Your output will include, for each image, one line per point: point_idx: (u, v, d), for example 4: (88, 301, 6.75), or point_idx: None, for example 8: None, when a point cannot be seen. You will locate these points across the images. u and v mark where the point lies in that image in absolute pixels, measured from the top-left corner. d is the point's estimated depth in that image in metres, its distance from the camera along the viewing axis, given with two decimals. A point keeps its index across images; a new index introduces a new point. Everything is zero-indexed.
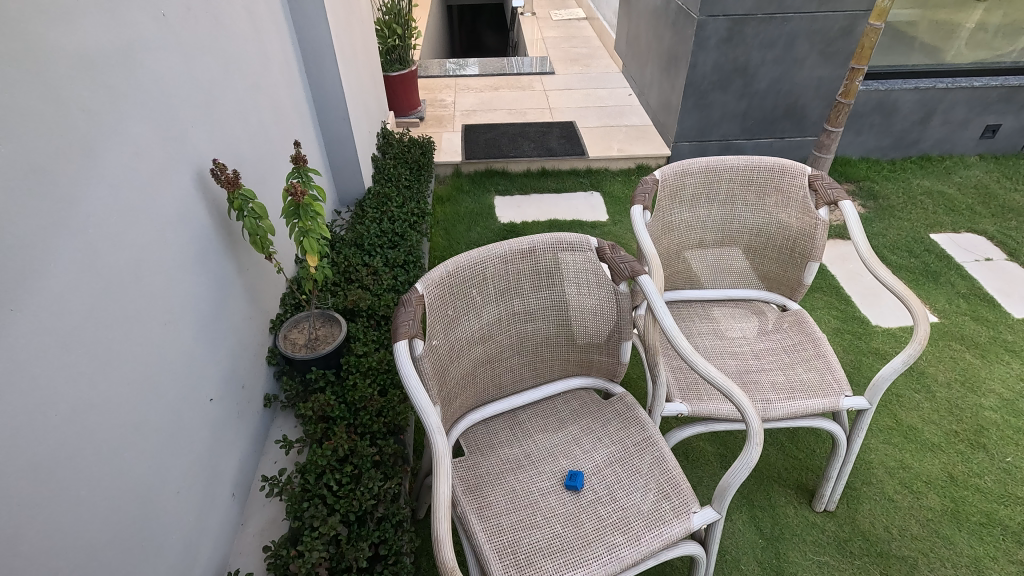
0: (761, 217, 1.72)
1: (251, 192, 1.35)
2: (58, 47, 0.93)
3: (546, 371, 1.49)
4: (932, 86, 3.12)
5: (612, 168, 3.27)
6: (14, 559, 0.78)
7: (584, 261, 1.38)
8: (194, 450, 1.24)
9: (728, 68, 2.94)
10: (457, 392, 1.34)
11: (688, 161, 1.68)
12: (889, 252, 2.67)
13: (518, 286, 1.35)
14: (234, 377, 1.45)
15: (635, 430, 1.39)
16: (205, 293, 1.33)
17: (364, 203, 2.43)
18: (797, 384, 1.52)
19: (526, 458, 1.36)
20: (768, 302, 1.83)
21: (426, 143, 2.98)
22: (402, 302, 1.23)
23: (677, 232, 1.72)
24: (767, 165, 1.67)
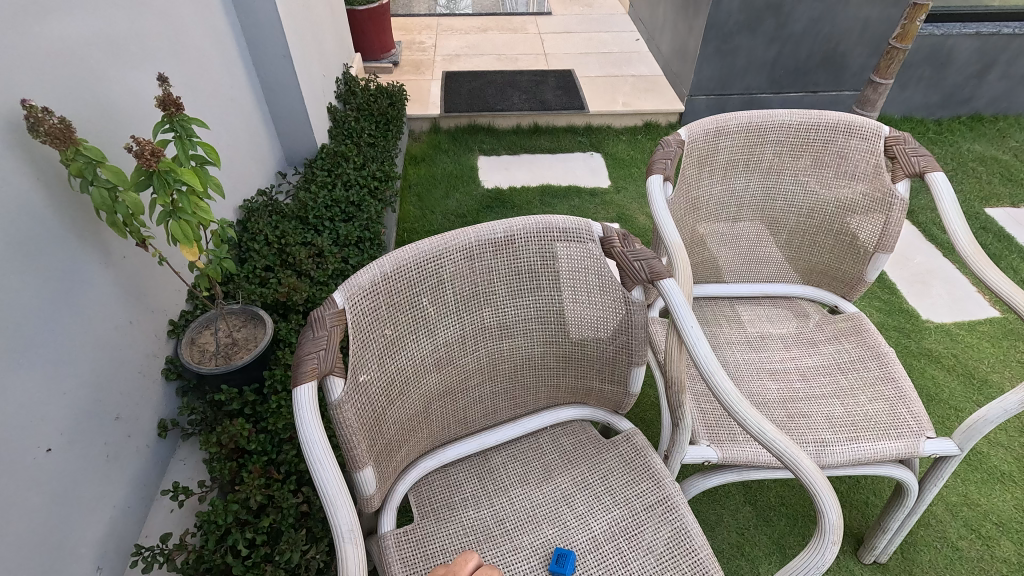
0: (815, 192, 1.31)
1: (98, 150, 0.91)
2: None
3: (528, 400, 1.12)
4: (996, 32, 2.65)
5: (616, 125, 2.81)
6: None
7: (581, 258, 0.98)
8: (19, 526, 0.87)
9: (758, 5, 2.46)
10: (401, 440, 0.97)
11: (724, 117, 1.26)
12: (939, 230, 2.28)
13: (487, 290, 0.97)
14: (103, 406, 1.06)
15: (647, 487, 1.03)
16: (39, 298, 0.93)
17: (314, 164, 1.99)
18: (860, 418, 1.15)
19: (498, 526, 1.00)
20: (814, 300, 1.44)
21: (396, 92, 2.51)
22: (311, 323, 0.82)
23: (705, 210, 1.32)
24: (828, 122, 1.25)
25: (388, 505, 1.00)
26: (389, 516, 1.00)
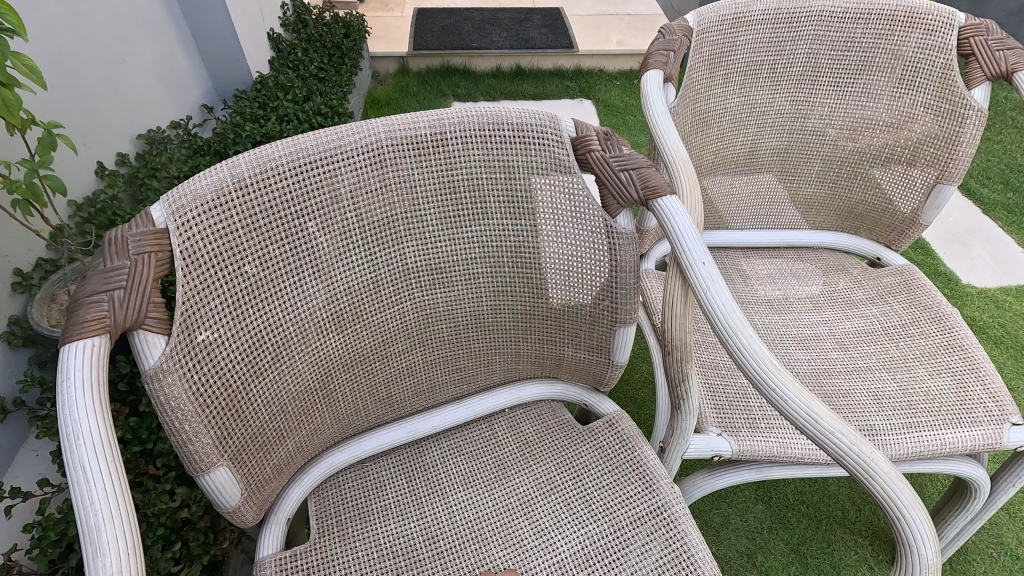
0: (860, 106, 1.01)
1: None
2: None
3: (478, 374, 0.83)
4: None
5: (610, 69, 2.48)
6: None
7: (546, 171, 0.68)
8: None
9: None
10: (284, 427, 0.68)
11: (744, 1, 0.94)
12: (977, 184, 1.98)
13: (409, 214, 0.67)
14: None
15: (634, 491, 0.75)
16: None
17: (247, 96, 1.67)
18: (918, 397, 0.86)
19: (427, 545, 0.72)
20: (849, 252, 1.15)
21: (354, 23, 2.19)
22: (106, 246, 0.52)
23: (716, 130, 1.02)
24: (885, 9, 0.94)
25: (275, 515, 0.72)
26: (275, 531, 0.71)
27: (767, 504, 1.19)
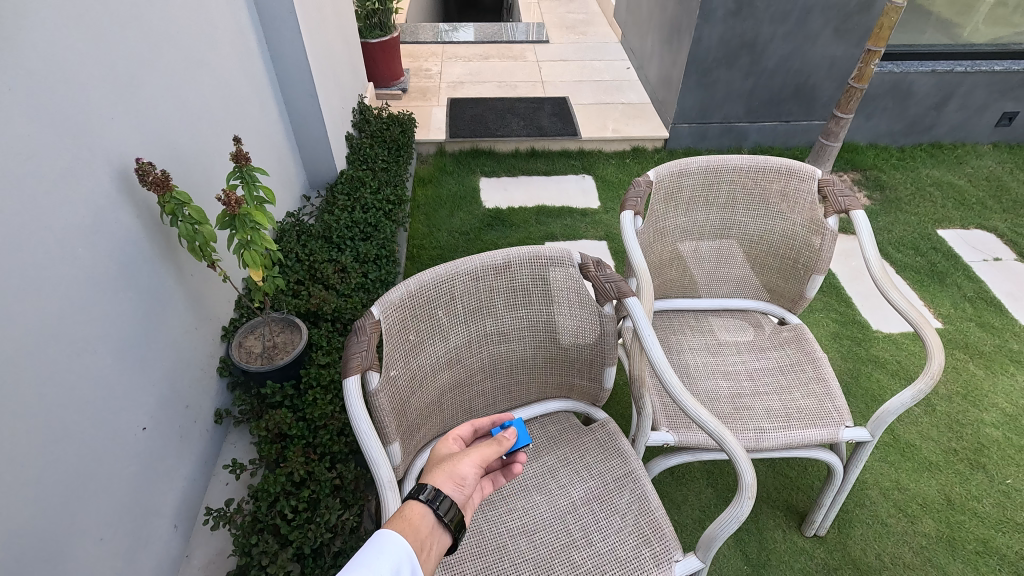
0: (764, 223, 1.56)
1: (185, 194, 1.18)
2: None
3: (523, 394, 1.37)
4: (950, 69, 2.94)
5: (606, 149, 3.07)
6: None
7: (566, 280, 1.24)
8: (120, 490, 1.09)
9: (734, 43, 2.72)
10: (421, 424, 1.22)
11: (685, 161, 1.51)
12: (893, 250, 2.53)
13: (491, 304, 1.22)
14: (174, 397, 1.29)
15: (616, 464, 1.28)
16: (130, 312, 1.15)
17: (335, 188, 2.24)
18: (794, 410, 1.39)
19: (497, 494, 1.25)
20: (766, 313, 1.69)
21: (406, 121, 2.76)
22: (356, 330, 1.08)
23: (671, 237, 1.57)
24: (773, 167, 1.50)
25: (408, 475, 1.25)
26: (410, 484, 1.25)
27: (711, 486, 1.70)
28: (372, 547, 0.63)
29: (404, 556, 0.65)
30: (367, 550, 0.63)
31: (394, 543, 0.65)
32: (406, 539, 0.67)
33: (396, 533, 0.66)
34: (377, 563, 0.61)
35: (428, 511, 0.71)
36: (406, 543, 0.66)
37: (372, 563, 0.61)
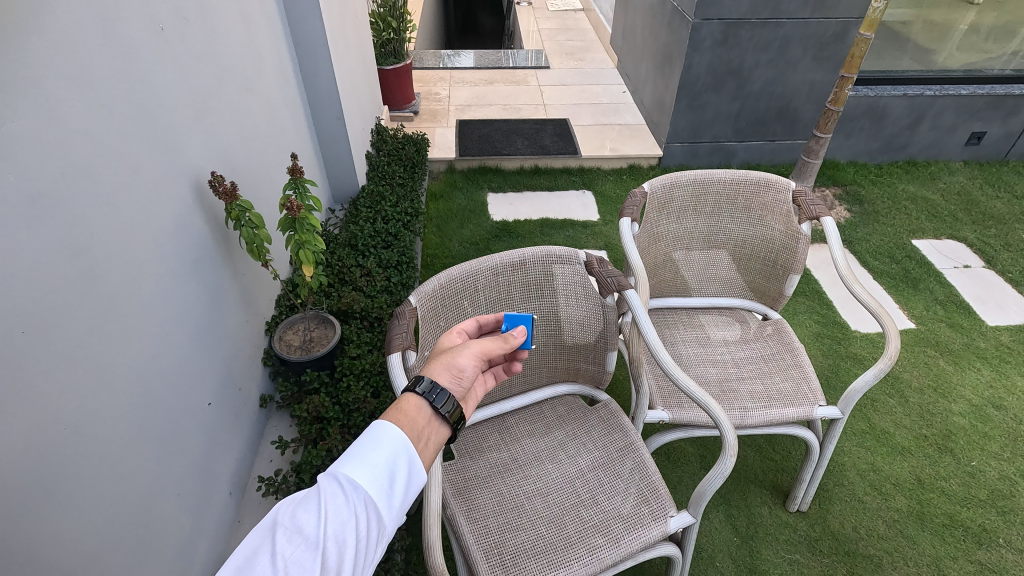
0: (746, 229, 1.76)
1: (248, 203, 1.37)
2: (51, 56, 0.89)
3: (535, 378, 1.55)
4: (920, 93, 3.19)
5: (605, 167, 3.30)
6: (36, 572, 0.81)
7: (572, 276, 1.43)
8: (194, 455, 1.25)
9: (722, 70, 2.96)
10: None
11: (676, 175, 1.72)
12: (871, 258, 2.73)
13: (509, 297, 1.41)
14: (231, 380, 1.47)
15: (618, 437, 1.46)
16: (201, 302, 1.33)
17: (357, 202, 2.45)
18: (774, 392, 1.58)
19: (514, 463, 1.42)
20: (750, 310, 1.88)
21: (420, 140, 3.01)
22: (396, 315, 1.26)
23: (664, 242, 1.77)
24: (753, 179, 1.71)
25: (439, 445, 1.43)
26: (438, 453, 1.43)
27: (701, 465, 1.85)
28: (369, 438, 0.64)
29: (403, 448, 0.66)
30: (362, 441, 0.64)
31: (392, 435, 0.66)
32: (402, 429, 0.68)
33: (393, 425, 0.67)
34: (370, 456, 0.62)
35: (425, 402, 0.73)
36: (404, 434, 0.67)
37: (365, 457, 0.62)
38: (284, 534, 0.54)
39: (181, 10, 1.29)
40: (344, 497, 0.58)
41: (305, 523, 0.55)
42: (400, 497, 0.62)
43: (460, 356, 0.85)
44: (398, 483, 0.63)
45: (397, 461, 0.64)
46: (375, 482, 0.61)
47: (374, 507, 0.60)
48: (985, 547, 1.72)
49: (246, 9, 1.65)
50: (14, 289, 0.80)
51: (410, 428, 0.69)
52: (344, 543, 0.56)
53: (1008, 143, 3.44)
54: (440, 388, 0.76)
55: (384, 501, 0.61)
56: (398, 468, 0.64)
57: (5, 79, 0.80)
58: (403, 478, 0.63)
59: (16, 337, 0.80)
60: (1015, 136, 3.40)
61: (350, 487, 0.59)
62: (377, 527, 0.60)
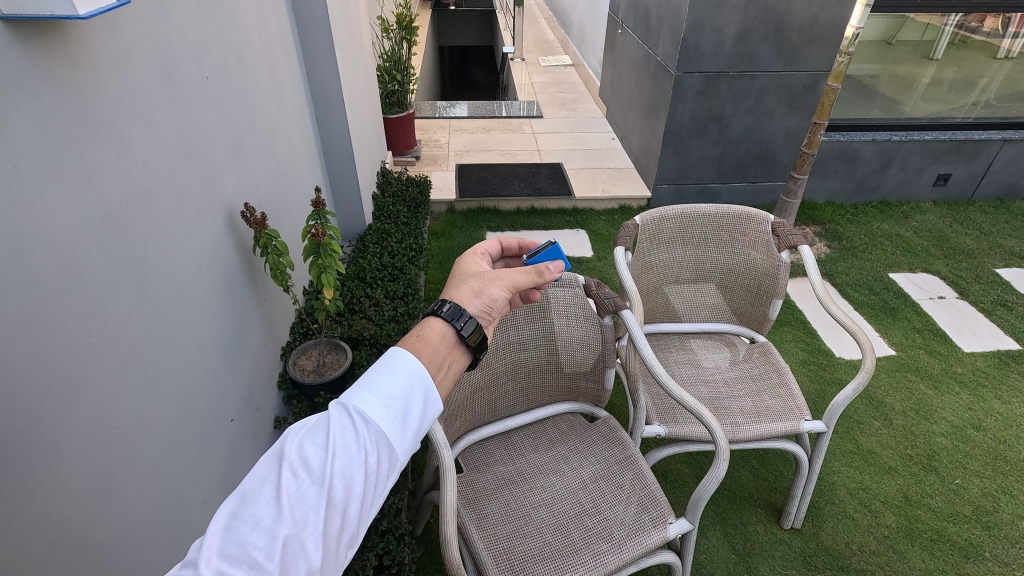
0: (732, 257, 1.90)
1: (275, 231, 1.49)
2: (121, 98, 1.04)
3: (538, 397, 1.64)
4: (888, 139, 3.45)
5: (597, 207, 3.48)
6: (91, 557, 0.88)
7: (572, 297, 1.56)
8: (218, 466, 1.33)
9: (703, 118, 3.19)
10: (459, 413, 1.48)
11: (665, 209, 1.87)
12: (851, 290, 2.89)
13: (515, 318, 1.51)
14: (251, 400, 1.55)
15: (617, 450, 1.55)
16: (229, 322, 1.43)
17: (365, 239, 2.59)
18: (763, 409, 1.68)
19: (520, 475, 1.50)
20: (738, 335, 2.01)
21: (423, 182, 3.19)
22: None
23: (656, 270, 1.91)
24: (735, 212, 1.86)
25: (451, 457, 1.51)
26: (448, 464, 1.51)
27: (694, 481, 1.93)
28: (382, 370, 0.65)
29: (417, 382, 0.66)
30: (376, 373, 0.64)
31: (406, 368, 0.66)
32: (419, 359, 0.69)
33: (408, 358, 0.67)
34: (382, 389, 0.63)
35: (449, 328, 0.76)
36: (419, 367, 0.67)
37: (376, 389, 0.62)
38: (293, 462, 0.56)
39: (222, 62, 1.45)
40: (354, 430, 0.59)
41: (314, 452, 0.57)
42: (412, 432, 0.63)
43: (491, 286, 0.87)
44: (412, 417, 0.63)
45: (409, 395, 0.64)
46: (386, 416, 0.61)
47: (386, 440, 0.61)
48: (973, 561, 1.78)
49: (273, 61, 1.83)
50: (83, 294, 0.91)
51: (430, 357, 0.71)
52: (352, 474, 0.57)
53: (973, 185, 3.68)
54: (461, 312, 0.78)
55: (394, 434, 0.61)
56: (411, 402, 0.64)
57: (84, 117, 0.93)
58: (415, 413, 0.64)
59: (82, 339, 0.90)
60: (979, 177, 3.65)
61: (360, 421, 0.60)
62: (387, 459, 0.61)
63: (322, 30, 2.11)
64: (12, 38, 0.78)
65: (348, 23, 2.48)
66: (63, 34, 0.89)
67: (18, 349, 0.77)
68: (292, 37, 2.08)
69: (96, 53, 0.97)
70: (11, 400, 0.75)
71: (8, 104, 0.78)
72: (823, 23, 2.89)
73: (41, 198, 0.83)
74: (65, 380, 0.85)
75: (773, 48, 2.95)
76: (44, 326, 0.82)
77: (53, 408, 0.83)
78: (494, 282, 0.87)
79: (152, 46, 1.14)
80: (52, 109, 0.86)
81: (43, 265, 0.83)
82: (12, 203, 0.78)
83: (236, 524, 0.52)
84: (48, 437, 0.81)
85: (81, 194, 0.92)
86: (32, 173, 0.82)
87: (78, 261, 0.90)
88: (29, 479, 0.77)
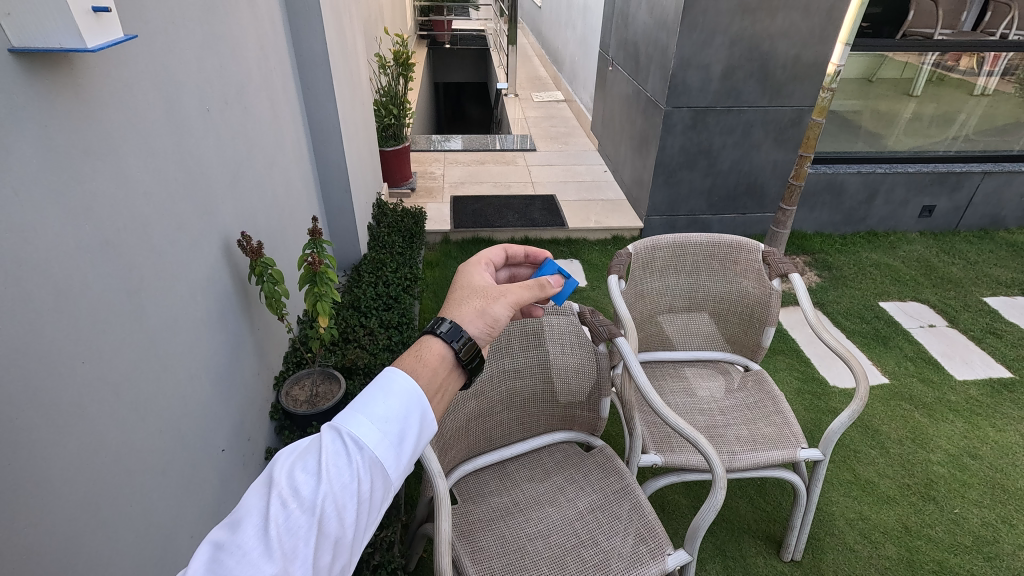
0: (725, 285, 1.92)
1: (271, 259, 1.50)
2: (123, 128, 1.05)
3: (533, 425, 1.63)
4: (872, 171, 3.54)
5: (590, 238, 3.52)
6: None
7: (566, 324, 1.56)
8: (207, 497, 1.30)
9: (693, 151, 3.27)
10: (453, 443, 1.46)
11: (657, 237, 1.90)
12: (843, 319, 2.91)
13: (509, 345, 1.52)
14: (242, 430, 1.53)
15: (614, 480, 1.53)
16: (223, 350, 1.42)
17: (360, 268, 2.60)
18: (759, 437, 1.68)
19: (516, 506, 1.47)
20: (732, 363, 2.01)
21: (418, 213, 3.22)
22: None
23: (650, 298, 1.93)
24: (726, 241, 1.90)
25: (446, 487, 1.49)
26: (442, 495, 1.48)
27: (692, 511, 1.90)
28: (377, 392, 0.64)
29: (412, 404, 0.65)
30: (371, 395, 0.63)
31: (402, 390, 0.66)
32: (415, 380, 0.69)
33: (403, 379, 0.67)
34: (377, 412, 0.62)
35: (448, 349, 0.75)
36: (414, 388, 0.67)
37: (371, 412, 0.62)
38: (283, 490, 0.56)
39: (223, 95, 1.49)
40: (346, 456, 0.59)
41: (304, 479, 0.57)
42: (406, 456, 0.62)
43: (495, 304, 0.86)
44: (408, 440, 0.63)
45: (405, 418, 0.64)
46: (380, 440, 0.61)
47: (380, 466, 0.60)
48: None
49: (272, 94, 1.88)
50: (78, 320, 0.91)
51: (428, 379, 0.71)
52: (344, 502, 0.57)
53: (957, 216, 3.77)
54: (460, 333, 0.78)
55: (389, 460, 0.60)
56: (406, 426, 0.63)
57: (87, 146, 0.95)
58: (411, 436, 0.63)
59: (75, 366, 0.89)
60: (962, 209, 3.74)
61: (354, 446, 0.59)
62: (381, 485, 0.60)
63: (321, 65, 2.17)
64: (20, 69, 0.81)
65: (346, 59, 2.55)
66: (70, 66, 0.92)
67: (11, 375, 0.76)
68: (292, 72, 2.13)
69: (101, 84, 0.99)
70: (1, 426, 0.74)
71: (12, 132, 0.79)
72: (806, 61, 3.00)
73: (41, 224, 0.84)
74: (56, 407, 0.84)
75: (758, 84, 3.05)
76: (38, 352, 0.82)
77: (43, 436, 0.81)
78: (498, 299, 0.87)
79: (154, 79, 1.16)
80: (55, 138, 0.88)
81: (40, 290, 0.83)
82: (12, 229, 0.78)
83: (222, 556, 0.52)
84: (36, 465, 0.80)
85: (80, 220, 0.93)
86: (33, 199, 0.83)
87: (74, 287, 0.90)
88: (14, 509, 0.75)
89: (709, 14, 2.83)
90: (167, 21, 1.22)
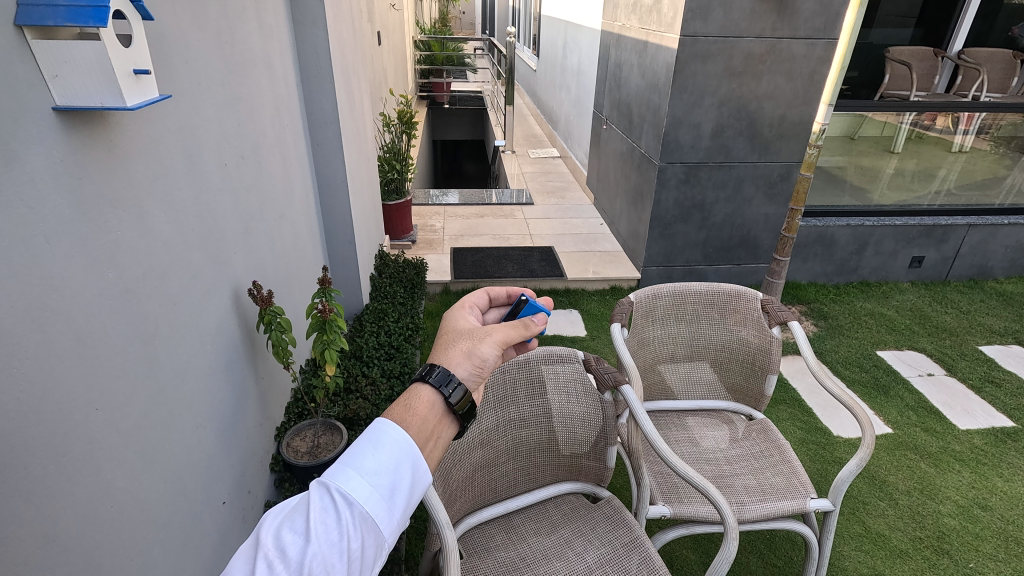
0: (724, 333, 1.95)
1: (279, 307, 1.51)
2: (148, 182, 1.10)
3: (539, 477, 1.61)
4: (861, 224, 3.64)
5: (589, 288, 3.57)
6: None
7: (571, 372, 1.57)
8: (206, 551, 1.26)
9: (687, 204, 3.37)
10: (457, 496, 1.43)
11: (658, 287, 1.93)
12: (843, 368, 2.93)
13: (514, 395, 1.52)
14: (243, 483, 1.50)
15: (623, 532, 1.50)
16: (227, 399, 1.42)
17: (362, 318, 2.62)
18: (767, 487, 1.66)
19: (522, 560, 1.43)
20: (736, 412, 2.00)
21: (419, 263, 3.27)
22: None
23: (652, 347, 1.94)
24: (724, 290, 1.93)
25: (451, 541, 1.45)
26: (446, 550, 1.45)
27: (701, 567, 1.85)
28: (367, 444, 0.64)
29: (404, 456, 0.65)
30: (361, 448, 0.64)
31: (393, 442, 0.66)
32: (406, 430, 0.69)
33: (395, 430, 0.67)
34: (368, 466, 0.62)
35: (437, 396, 0.76)
36: (406, 439, 0.67)
37: (361, 466, 0.62)
38: (270, 551, 0.57)
39: (239, 150, 1.55)
40: (335, 514, 0.59)
41: (292, 539, 0.58)
42: (398, 511, 0.62)
43: (482, 344, 0.87)
44: (399, 494, 0.63)
45: (396, 470, 0.64)
46: (371, 495, 0.61)
47: (371, 522, 0.60)
48: None
49: (284, 149, 1.95)
50: (93, 367, 0.91)
51: (418, 428, 0.72)
52: (332, 562, 0.57)
53: (945, 266, 3.86)
54: (449, 377, 0.78)
55: (379, 516, 0.61)
56: (397, 479, 0.63)
57: (115, 198, 0.99)
58: (403, 489, 0.63)
59: (87, 411, 0.89)
60: (950, 260, 3.84)
61: (342, 503, 0.59)
62: (372, 542, 0.60)
63: (331, 122, 2.26)
64: (59, 127, 0.85)
65: (354, 117, 2.66)
66: (105, 124, 0.97)
67: (25, 421, 0.76)
68: (303, 128, 2.22)
69: (130, 142, 1.04)
70: (12, 473, 0.73)
71: (45, 183, 0.82)
72: (791, 120, 3.15)
73: (66, 272, 0.86)
74: (67, 455, 0.84)
75: (747, 141, 3.18)
76: (54, 398, 0.82)
77: (51, 484, 0.80)
78: (484, 339, 0.88)
79: (179, 136, 1.22)
80: (86, 191, 0.91)
81: (61, 336, 0.84)
82: (39, 277, 0.80)
83: None
84: (42, 514, 0.78)
85: (102, 270, 0.95)
86: (59, 249, 0.85)
87: (92, 333, 0.91)
88: (17, 562, 0.73)
89: (698, 78, 2.99)
90: (192, 82, 1.29)
